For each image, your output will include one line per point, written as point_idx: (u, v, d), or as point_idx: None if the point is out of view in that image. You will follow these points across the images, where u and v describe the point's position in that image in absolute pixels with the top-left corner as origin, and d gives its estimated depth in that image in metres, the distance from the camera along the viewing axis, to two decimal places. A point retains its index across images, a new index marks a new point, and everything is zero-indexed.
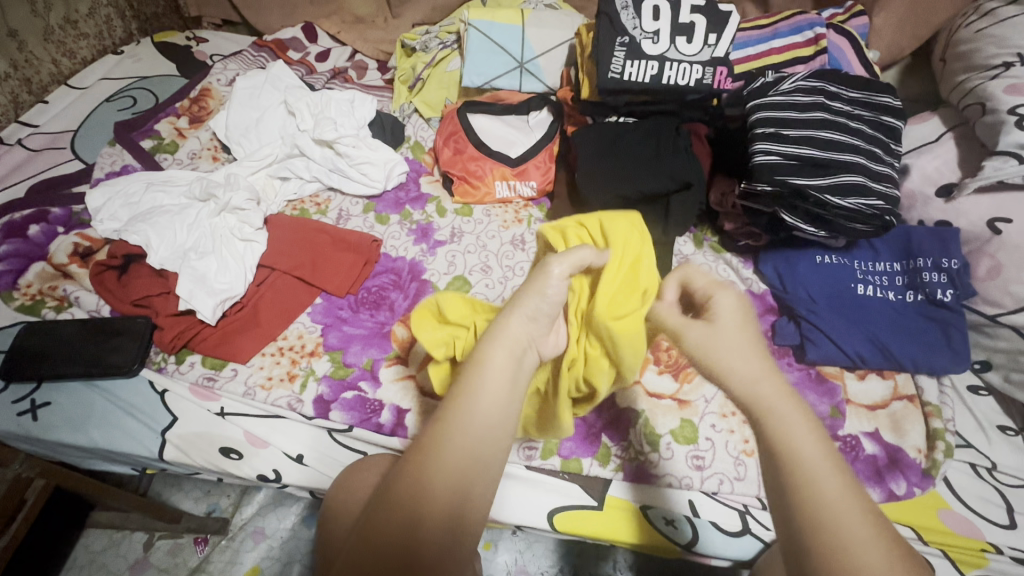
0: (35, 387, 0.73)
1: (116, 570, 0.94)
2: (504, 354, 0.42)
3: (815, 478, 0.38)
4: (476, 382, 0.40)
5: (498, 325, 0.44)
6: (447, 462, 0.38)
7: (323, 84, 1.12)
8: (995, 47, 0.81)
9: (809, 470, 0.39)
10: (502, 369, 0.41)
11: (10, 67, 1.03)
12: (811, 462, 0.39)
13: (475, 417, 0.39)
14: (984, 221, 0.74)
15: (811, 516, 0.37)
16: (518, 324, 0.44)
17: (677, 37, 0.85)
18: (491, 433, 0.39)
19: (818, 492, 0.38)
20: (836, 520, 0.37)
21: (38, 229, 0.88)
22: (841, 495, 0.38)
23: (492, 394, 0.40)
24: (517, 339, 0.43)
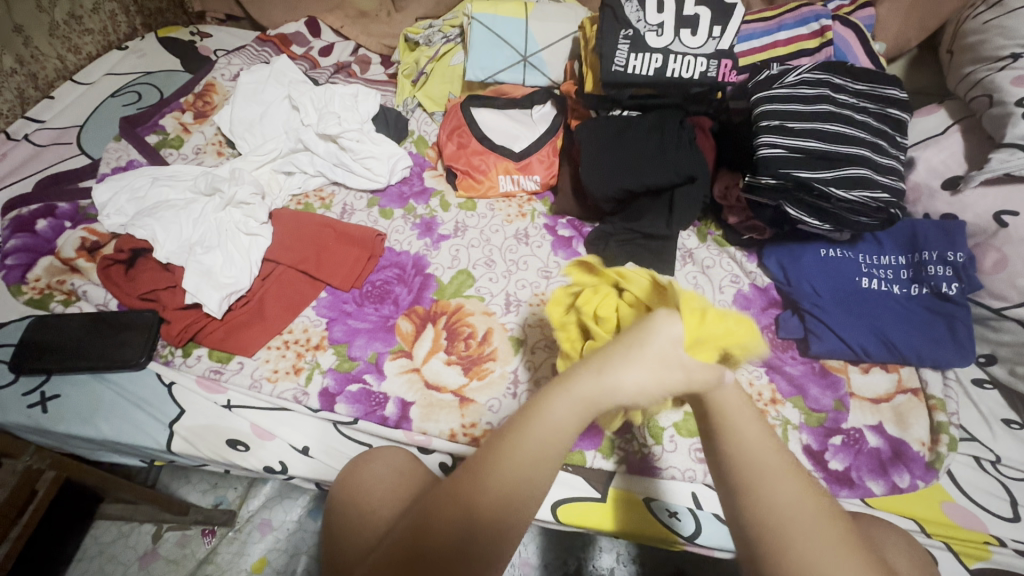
0: (45, 379, 0.74)
1: (126, 561, 0.95)
2: (567, 409, 0.42)
3: (745, 430, 0.43)
4: (532, 426, 0.42)
5: (571, 380, 0.42)
6: (489, 493, 0.41)
7: (326, 78, 1.12)
8: (1003, 39, 0.80)
9: (738, 426, 0.43)
10: (559, 417, 0.42)
11: (16, 63, 1.03)
12: (747, 428, 0.43)
13: (528, 448, 0.41)
14: (990, 214, 0.74)
15: (744, 472, 0.42)
16: (591, 382, 0.42)
17: (682, 29, 0.85)
18: (534, 470, 0.41)
19: (743, 443, 0.43)
20: (756, 461, 0.42)
21: (45, 224, 0.89)
22: (766, 446, 0.43)
23: (541, 436, 0.41)
24: (586, 396, 0.41)
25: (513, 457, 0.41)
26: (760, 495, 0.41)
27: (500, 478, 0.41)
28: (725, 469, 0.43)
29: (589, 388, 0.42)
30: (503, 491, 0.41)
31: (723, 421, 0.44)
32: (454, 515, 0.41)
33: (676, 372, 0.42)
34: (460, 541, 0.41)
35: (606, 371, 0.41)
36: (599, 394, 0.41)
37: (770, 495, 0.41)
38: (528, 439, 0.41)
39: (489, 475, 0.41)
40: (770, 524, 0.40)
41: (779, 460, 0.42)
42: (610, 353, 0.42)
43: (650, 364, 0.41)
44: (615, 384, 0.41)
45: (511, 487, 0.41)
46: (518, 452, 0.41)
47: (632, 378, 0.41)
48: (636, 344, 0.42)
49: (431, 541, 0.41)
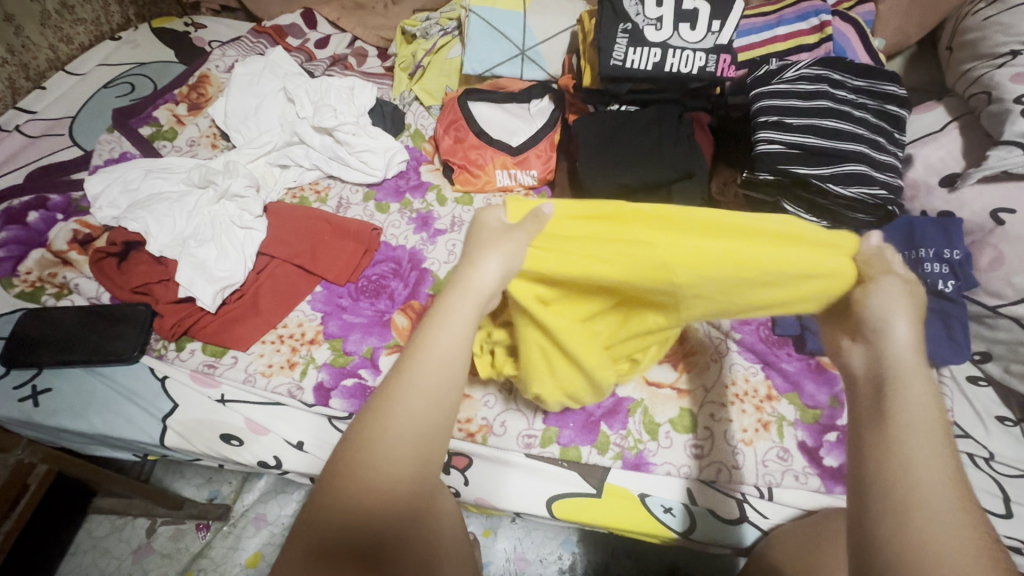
0: (37, 373, 0.73)
1: (120, 555, 0.95)
2: (465, 303, 0.43)
3: (915, 432, 0.38)
4: (434, 333, 0.41)
5: (456, 278, 0.45)
6: (411, 412, 0.39)
7: (322, 70, 1.11)
8: (1002, 35, 0.79)
9: (909, 428, 0.39)
10: (460, 315, 0.43)
11: (7, 52, 1.02)
12: (914, 432, 0.38)
13: (434, 354, 0.41)
14: (987, 211, 0.74)
15: (903, 470, 0.37)
16: (476, 277, 0.45)
17: (680, 24, 0.84)
18: (443, 383, 0.40)
19: (917, 442, 0.38)
20: (921, 475, 0.37)
21: (37, 216, 0.88)
22: (934, 460, 0.37)
23: (446, 340, 0.42)
24: (478, 286, 0.44)
25: (426, 365, 0.40)
26: (915, 499, 0.36)
27: (416, 393, 0.39)
28: (888, 475, 0.38)
29: (473, 278, 0.44)
30: (431, 408, 0.40)
31: (900, 417, 0.39)
32: (390, 454, 0.38)
33: (518, 235, 0.47)
34: (402, 494, 0.38)
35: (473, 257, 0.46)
36: (479, 280, 0.45)
37: (925, 501, 0.36)
38: (437, 349, 0.41)
39: (416, 392, 0.39)
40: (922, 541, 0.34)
41: (941, 479, 0.36)
42: (471, 251, 0.47)
43: (504, 244, 0.46)
44: (489, 266, 0.45)
45: (436, 393, 0.40)
46: (429, 360, 0.40)
47: (490, 271, 0.45)
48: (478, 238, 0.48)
49: (385, 498, 0.37)
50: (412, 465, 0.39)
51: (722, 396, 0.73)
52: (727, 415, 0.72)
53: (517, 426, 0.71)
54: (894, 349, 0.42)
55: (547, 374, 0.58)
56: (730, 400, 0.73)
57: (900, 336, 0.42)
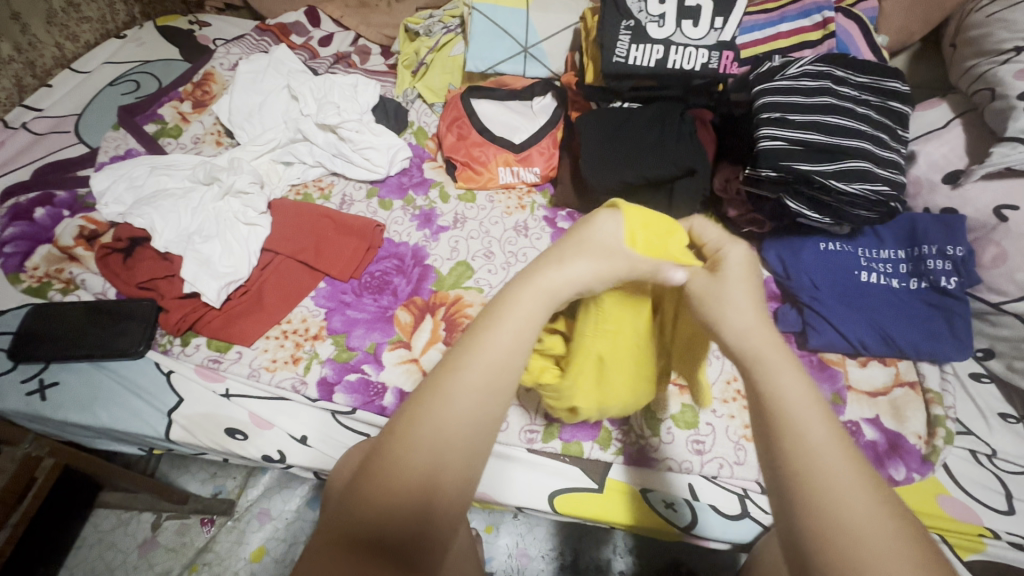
0: (44, 367, 0.74)
1: (126, 548, 0.96)
2: (531, 299, 0.40)
3: (796, 404, 0.36)
4: (492, 325, 0.38)
5: (532, 274, 0.41)
6: (457, 408, 0.34)
7: (326, 68, 1.11)
8: (1006, 32, 0.79)
9: (796, 419, 0.35)
10: (525, 314, 0.39)
11: (14, 50, 1.03)
12: (797, 409, 0.36)
13: (493, 347, 0.37)
14: (990, 208, 0.74)
15: (794, 451, 0.34)
16: (555, 275, 0.41)
17: (683, 20, 0.84)
18: (497, 380, 0.36)
19: (808, 425, 0.35)
20: (826, 464, 0.33)
21: (43, 213, 0.89)
22: (829, 432, 0.35)
23: (506, 340, 0.37)
24: (550, 286, 0.41)
25: (474, 363, 0.36)
26: (824, 491, 0.32)
27: (467, 382, 0.35)
28: (790, 476, 0.34)
29: (551, 279, 0.41)
30: (469, 416, 0.35)
31: (782, 404, 0.36)
32: (411, 456, 0.33)
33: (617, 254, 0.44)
34: (430, 494, 0.33)
35: (566, 260, 0.42)
36: (561, 283, 0.41)
37: (837, 490, 0.32)
38: (489, 350, 0.37)
39: (460, 392, 0.35)
40: (831, 536, 0.31)
41: (839, 448, 0.34)
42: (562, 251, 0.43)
43: (593, 251, 0.43)
44: (574, 272, 0.42)
45: (488, 390, 0.36)
46: (479, 359, 0.36)
47: (582, 270, 0.42)
48: (576, 241, 0.44)
49: (413, 494, 0.33)
50: (429, 474, 0.33)
51: (724, 392, 0.74)
52: (729, 411, 0.73)
53: (519, 422, 0.72)
54: (737, 327, 0.41)
55: (591, 383, 0.58)
56: (733, 397, 0.73)
57: (742, 324, 0.41)
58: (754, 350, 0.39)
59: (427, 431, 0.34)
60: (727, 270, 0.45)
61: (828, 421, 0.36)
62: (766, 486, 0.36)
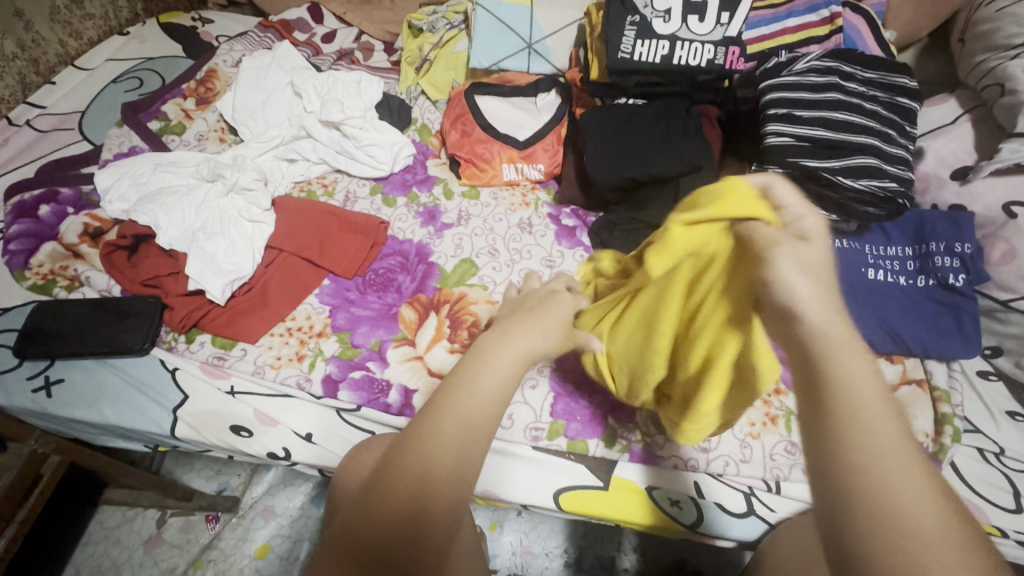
0: (49, 364, 0.74)
1: (131, 545, 0.97)
2: (509, 354, 0.40)
3: (866, 400, 0.30)
4: (476, 370, 0.38)
5: (512, 335, 0.42)
6: (441, 440, 0.35)
7: (329, 65, 1.11)
8: (1015, 27, 0.78)
9: (862, 414, 0.30)
10: (502, 369, 0.38)
11: (17, 47, 1.03)
12: (868, 403, 0.30)
13: (475, 392, 0.36)
14: (999, 205, 0.73)
15: (857, 453, 0.29)
16: (532, 340, 0.42)
17: (689, 16, 0.83)
18: (475, 429, 0.35)
19: (874, 421, 0.30)
20: (888, 465, 0.29)
21: (48, 210, 0.89)
22: (895, 437, 0.30)
23: (489, 387, 0.37)
24: (525, 348, 0.41)
25: (461, 405, 0.36)
26: (887, 500, 0.28)
27: (453, 419, 0.35)
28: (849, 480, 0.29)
29: (529, 341, 0.41)
30: (453, 452, 0.34)
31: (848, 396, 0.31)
32: (399, 487, 0.33)
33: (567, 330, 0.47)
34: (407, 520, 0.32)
35: (535, 326, 0.44)
36: (535, 347, 0.41)
37: (903, 498, 0.28)
38: (478, 392, 0.37)
39: (446, 429, 0.35)
40: (899, 559, 0.26)
41: (906, 457, 0.29)
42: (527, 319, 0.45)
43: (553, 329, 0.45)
44: (542, 343, 0.42)
45: (473, 427, 0.35)
46: (466, 398, 0.36)
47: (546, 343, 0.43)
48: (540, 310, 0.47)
49: (397, 523, 0.32)
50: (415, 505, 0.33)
51: None
52: None
53: (524, 420, 0.72)
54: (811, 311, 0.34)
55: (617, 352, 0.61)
56: None
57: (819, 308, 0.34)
58: (826, 330, 0.33)
59: (420, 456, 0.34)
60: (813, 239, 0.38)
61: (894, 416, 0.31)
62: (813, 486, 0.31)
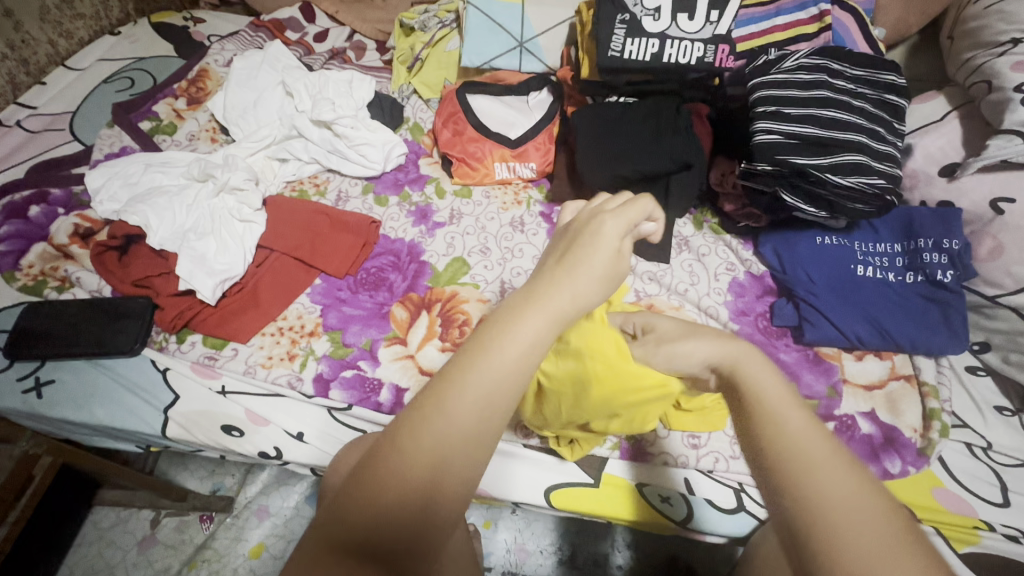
0: (39, 365, 0.74)
1: (125, 546, 0.97)
2: (539, 319, 0.37)
3: (768, 402, 0.37)
4: (497, 336, 0.36)
5: (542, 291, 0.38)
6: (455, 419, 0.34)
7: (321, 64, 1.11)
8: (1003, 24, 0.79)
9: (771, 411, 0.36)
10: (531, 334, 0.36)
11: (6, 48, 1.02)
12: (774, 401, 0.37)
13: (500, 358, 0.35)
14: (987, 201, 0.74)
15: (769, 442, 0.35)
16: (565, 301, 0.38)
17: (679, 14, 0.84)
18: (496, 397, 0.35)
19: (778, 418, 0.36)
20: (801, 441, 0.34)
21: (38, 210, 0.89)
22: (805, 425, 0.35)
23: (512, 355, 0.35)
24: (561, 307, 0.38)
25: (478, 382, 0.34)
26: (806, 484, 0.33)
27: (474, 388, 0.34)
28: (771, 473, 0.34)
29: (559, 298, 0.38)
30: (469, 433, 0.34)
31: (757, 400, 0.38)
32: (410, 471, 0.33)
33: (616, 270, 0.42)
34: (415, 503, 0.33)
35: (572, 273, 0.40)
36: (569, 304, 0.38)
37: (820, 481, 0.33)
38: (494, 361, 0.35)
39: (461, 407, 0.34)
40: (815, 521, 0.32)
41: (819, 443, 0.34)
42: (565, 269, 0.40)
43: (596, 272, 0.40)
44: (582, 294, 0.39)
45: (492, 398, 0.35)
46: (488, 374, 0.35)
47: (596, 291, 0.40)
48: (586, 247, 0.41)
49: (406, 501, 0.33)
50: (429, 487, 0.33)
51: None
52: None
53: (515, 419, 0.72)
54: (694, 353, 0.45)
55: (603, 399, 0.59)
56: None
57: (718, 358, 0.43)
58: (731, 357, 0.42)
59: (436, 429, 0.33)
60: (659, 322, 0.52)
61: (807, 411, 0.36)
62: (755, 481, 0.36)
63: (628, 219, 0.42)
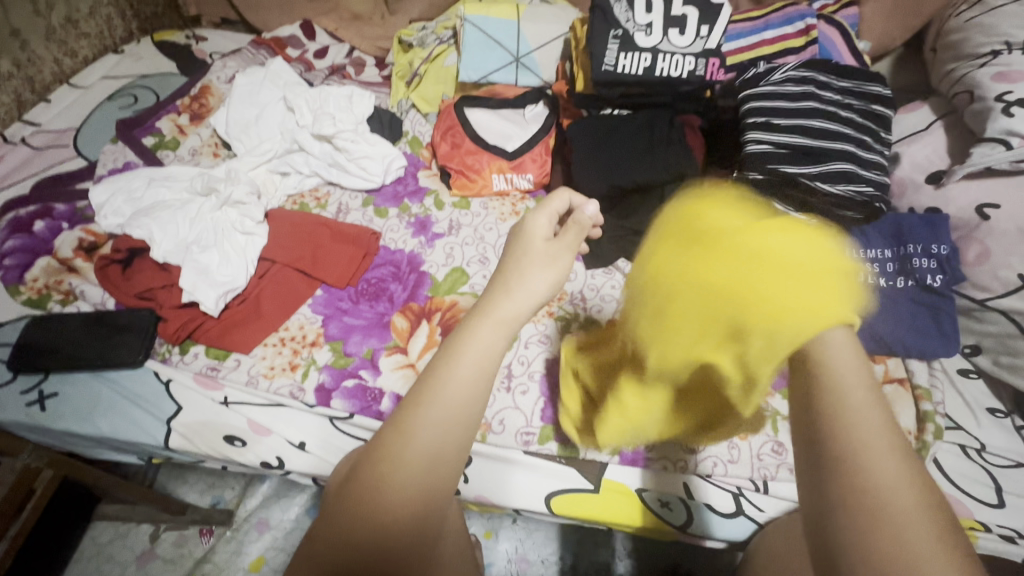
0: (43, 378, 0.75)
1: (124, 561, 0.96)
2: (491, 331, 0.39)
3: (847, 392, 0.35)
4: (457, 352, 0.37)
5: (487, 304, 0.40)
6: (424, 440, 0.35)
7: (321, 80, 1.13)
8: (983, 36, 0.81)
9: (847, 398, 0.35)
10: (488, 343, 0.38)
11: (13, 66, 1.04)
12: (855, 390, 0.35)
13: (460, 374, 0.37)
14: (972, 207, 0.75)
15: (849, 438, 0.34)
16: (509, 304, 0.40)
17: (670, 29, 0.87)
18: (462, 413, 0.36)
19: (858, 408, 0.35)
20: (869, 439, 0.34)
21: (43, 225, 0.90)
22: (880, 424, 0.34)
23: (467, 371, 0.37)
24: (510, 316, 0.40)
25: (440, 399, 0.36)
26: (867, 485, 0.32)
27: (441, 407, 0.36)
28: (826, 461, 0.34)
29: (508, 305, 0.40)
30: (437, 448, 0.35)
31: (829, 382, 0.36)
32: (394, 490, 0.34)
33: (559, 259, 0.44)
34: (400, 525, 0.34)
35: (515, 285, 0.41)
36: (519, 308, 0.40)
37: (879, 476, 0.33)
38: (454, 376, 0.37)
39: (425, 423, 0.35)
40: (865, 516, 0.32)
41: (887, 443, 0.34)
42: (507, 270, 0.43)
43: (542, 262, 0.43)
44: (530, 292, 0.41)
45: (461, 409, 0.36)
46: (447, 388, 0.36)
47: (540, 281, 0.42)
48: (520, 254, 0.44)
49: (393, 522, 0.34)
50: (419, 513, 0.35)
51: None
52: None
53: (516, 426, 0.73)
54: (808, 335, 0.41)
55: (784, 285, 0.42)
56: None
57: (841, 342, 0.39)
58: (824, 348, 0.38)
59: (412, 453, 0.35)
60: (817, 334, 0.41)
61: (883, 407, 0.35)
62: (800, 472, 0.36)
63: (549, 211, 0.48)
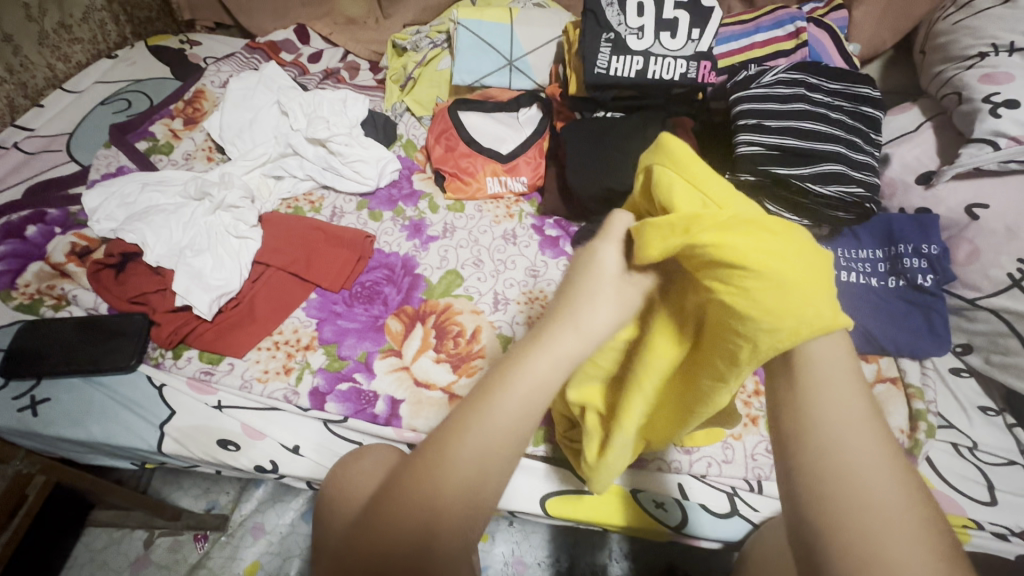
0: (35, 383, 0.74)
1: (117, 567, 0.95)
2: (546, 365, 0.37)
3: (832, 405, 0.36)
4: (508, 381, 0.36)
5: (545, 335, 0.38)
6: (458, 470, 0.34)
7: (315, 84, 1.14)
8: (971, 38, 0.82)
9: (825, 408, 0.36)
10: (541, 377, 0.36)
11: (5, 71, 1.04)
12: (835, 394, 0.36)
13: (506, 408, 0.35)
14: (961, 207, 0.76)
15: (819, 444, 0.35)
16: (572, 338, 0.38)
17: (661, 32, 0.87)
18: (500, 447, 0.35)
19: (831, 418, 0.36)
20: (848, 457, 0.35)
21: (35, 230, 0.89)
22: (860, 435, 0.35)
23: (514, 405, 0.35)
24: (568, 352, 0.37)
25: (481, 430, 0.35)
26: (854, 492, 0.33)
27: (479, 438, 0.34)
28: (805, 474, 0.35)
29: (569, 342, 0.38)
30: (472, 479, 0.34)
31: (807, 392, 0.37)
32: (418, 513, 0.34)
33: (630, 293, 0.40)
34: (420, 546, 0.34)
35: (578, 320, 0.38)
36: (580, 347, 0.38)
37: (860, 488, 0.34)
38: (500, 408, 0.35)
39: (463, 451, 0.34)
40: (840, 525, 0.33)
41: (871, 456, 0.35)
42: (572, 301, 0.39)
43: (610, 295, 0.40)
44: (591, 328, 0.38)
45: (501, 444, 0.35)
46: (490, 419, 0.35)
47: (605, 318, 0.39)
48: (590, 282, 0.40)
49: (410, 539, 0.34)
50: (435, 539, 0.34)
51: None
52: None
53: None
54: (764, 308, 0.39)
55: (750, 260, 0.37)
56: None
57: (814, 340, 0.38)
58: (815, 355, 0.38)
59: (440, 480, 0.34)
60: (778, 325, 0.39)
61: (868, 414, 0.36)
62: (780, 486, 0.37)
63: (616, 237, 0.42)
